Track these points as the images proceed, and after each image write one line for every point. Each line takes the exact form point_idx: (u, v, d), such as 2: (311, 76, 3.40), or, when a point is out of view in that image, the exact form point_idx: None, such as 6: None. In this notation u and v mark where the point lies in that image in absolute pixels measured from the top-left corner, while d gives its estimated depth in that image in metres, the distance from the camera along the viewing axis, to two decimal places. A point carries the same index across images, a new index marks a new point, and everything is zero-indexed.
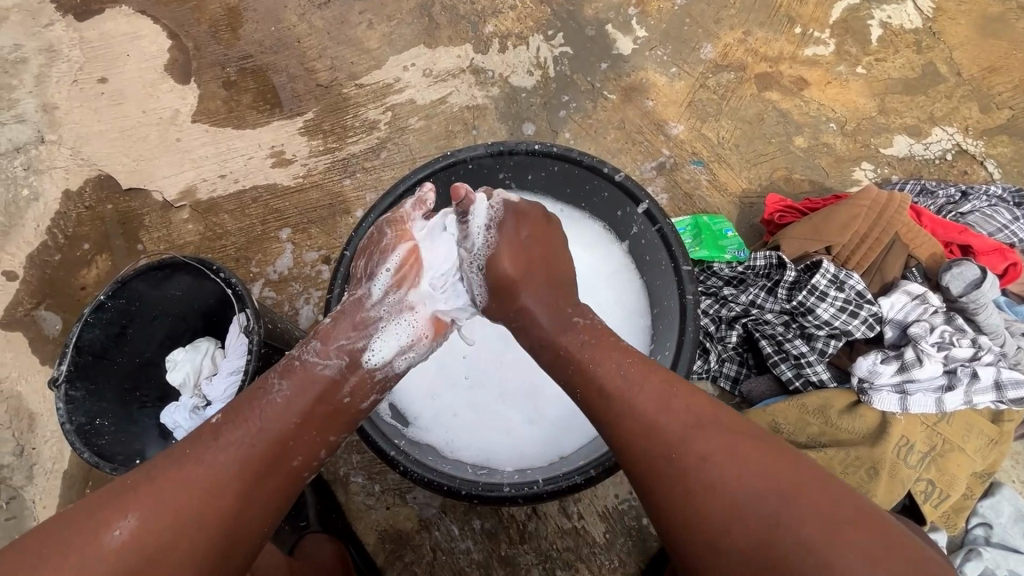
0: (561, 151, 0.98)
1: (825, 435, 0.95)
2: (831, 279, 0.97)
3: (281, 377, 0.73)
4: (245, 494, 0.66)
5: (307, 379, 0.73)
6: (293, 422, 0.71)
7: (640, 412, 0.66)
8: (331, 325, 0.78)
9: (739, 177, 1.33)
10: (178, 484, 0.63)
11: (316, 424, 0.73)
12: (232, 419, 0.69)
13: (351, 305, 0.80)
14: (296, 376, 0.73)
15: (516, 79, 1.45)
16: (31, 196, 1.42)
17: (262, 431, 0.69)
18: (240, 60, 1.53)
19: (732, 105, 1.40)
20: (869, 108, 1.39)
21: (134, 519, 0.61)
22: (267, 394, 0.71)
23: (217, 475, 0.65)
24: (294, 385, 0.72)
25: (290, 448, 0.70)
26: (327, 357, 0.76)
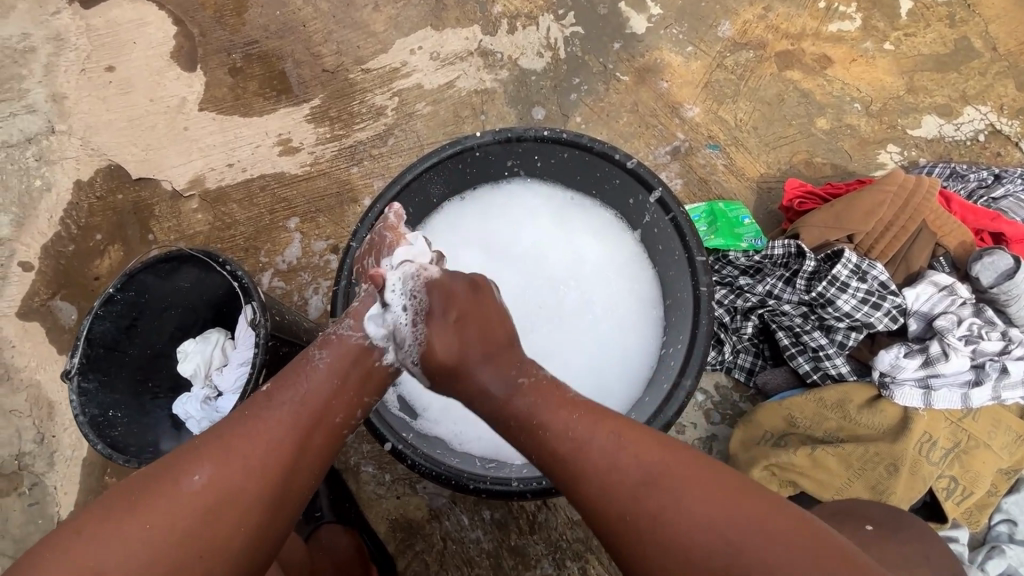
0: (571, 137, 0.95)
1: (843, 430, 0.91)
2: (853, 269, 0.93)
3: (319, 348, 0.74)
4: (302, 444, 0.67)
5: (345, 351, 0.74)
6: (337, 382, 0.72)
7: (591, 467, 0.63)
8: (359, 305, 0.78)
9: (757, 161, 1.28)
10: (242, 438, 0.65)
11: (356, 386, 0.74)
12: (281, 381, 0.70)
13: (370, 290, 0.79)
14: (332, 348, 0.74)
15: (525, 61, 1.40)
16: (43, 187, 1.43)
17: (312, 389, 0.70)
18: (246, 46, 1.51)
19: (751, 85, 1.34)
20: (896, 86, 1.32)
21: (199, 474, 0.61)
22: (308, 361, 0.72)
23: (270, 432, 0.65)
24: (333, 354, 0.73)
25: (332, 407, 0.71)
26: (359, 330, 0.76)
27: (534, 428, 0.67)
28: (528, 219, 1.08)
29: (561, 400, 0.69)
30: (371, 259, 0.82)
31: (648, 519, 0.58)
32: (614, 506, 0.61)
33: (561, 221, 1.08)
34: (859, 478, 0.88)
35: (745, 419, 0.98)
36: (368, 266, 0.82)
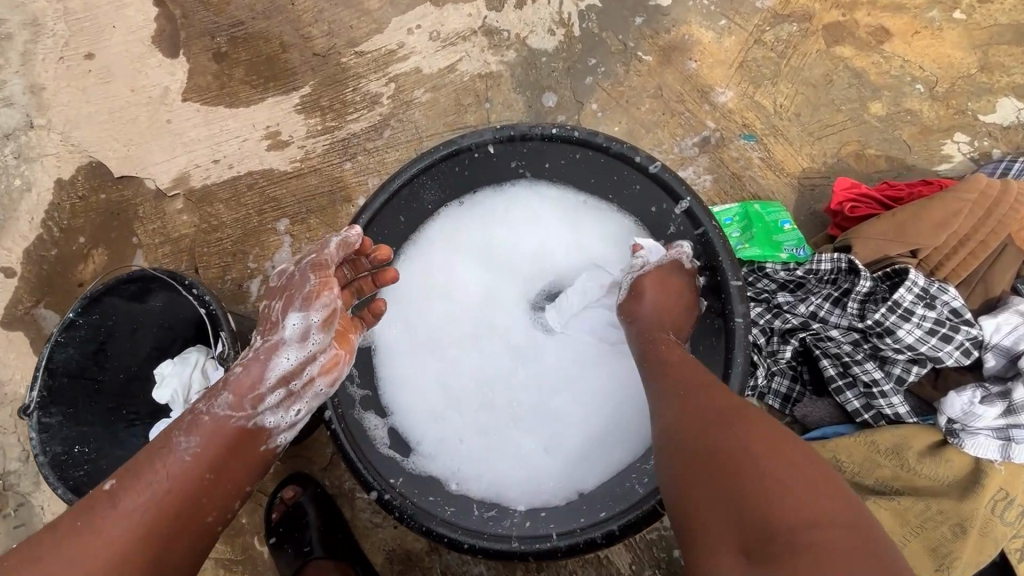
0: (585, 136, 0.82)
1: (899, 480, 0.78)
2: (920, 293, 0.80)
3: (184, 434, 0.65)
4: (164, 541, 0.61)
5: (223, 432, 0.67)
6: (208, 474, 0.65)
7: (687, 378, 0.66)
8: (242, 374, 0.70)
9: (799, 154, 1.12)
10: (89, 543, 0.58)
11: (231, 474, 0.67)
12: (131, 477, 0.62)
13: (264, 350, 0.72)
14: (208, 429, 0.67)
15: (535, 40, 1.25)
16: (23, 187, 1.35)
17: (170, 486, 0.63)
18: (230, 28, 1.38)
19: (794, 65, 1.17)
20: (967, 64, 1.14)
21: None
22: (171, 451, 0.64)
23: (117, 547, 0.58)
24: (206, 441, 0.66)
25: (201, 505, 0.64)
26: (240, 409, 0.69)
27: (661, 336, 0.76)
28: (533, 227, 0.95)
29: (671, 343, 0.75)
30: (280, 307, 0.74)
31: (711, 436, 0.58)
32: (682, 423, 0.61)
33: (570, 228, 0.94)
34: (917, 539, 0.76)
35: None
36: (274, 314, 0.74)
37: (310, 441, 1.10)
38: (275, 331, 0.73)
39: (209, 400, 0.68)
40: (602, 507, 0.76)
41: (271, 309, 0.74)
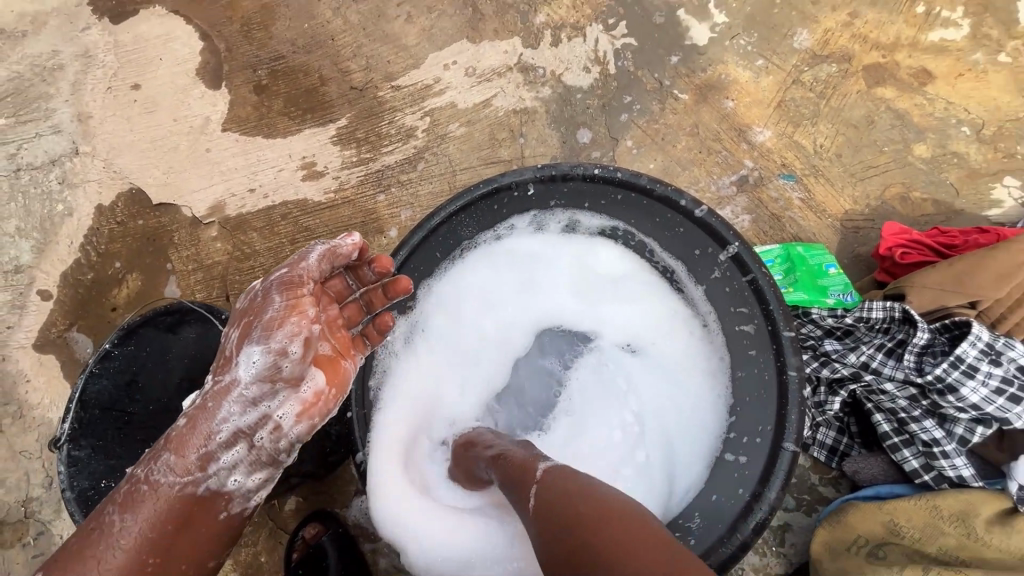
0: (628, 177, 0.81)
1: (964, 550, 0.73)
2: (983, 351, 0.74)
3: (122, 514, 0.65)
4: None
5: (160, 503, 0.67)
6: (151, 555, 0.65)
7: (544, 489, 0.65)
8: (184, 432, 0.69)
9: (842, 195, 1.10)
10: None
11: (187, 551, 0.67)
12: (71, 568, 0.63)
13: (218, 394, 0.70)
14: (139, 507, 0.66)
15: (570, 77, 1.26)
16: (65, 212, 1.38)
17: (112, 558, 0.63)
18: (272, 61, 1.42)
19: (835, 105, 1.15)
20: (1014, 107, 1.12)
21: None
22: (112, 531, 0.65)
23: None
24: (143, 518, 0.66)
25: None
26: (187, 473, 0.68)
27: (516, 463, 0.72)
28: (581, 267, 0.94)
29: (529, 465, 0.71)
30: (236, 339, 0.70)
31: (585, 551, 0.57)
32: (563, 546, 0.59)
33: (587, 285, 0.94)
34: None
35: (837, 519, 0.81)
36: (233, 352, 0.71)
37: (335, 478, 1.07)
38: (230, 370, 0.70)
39: (159, 464, 0.68)
40: None
41: (229, 342, 0.72)
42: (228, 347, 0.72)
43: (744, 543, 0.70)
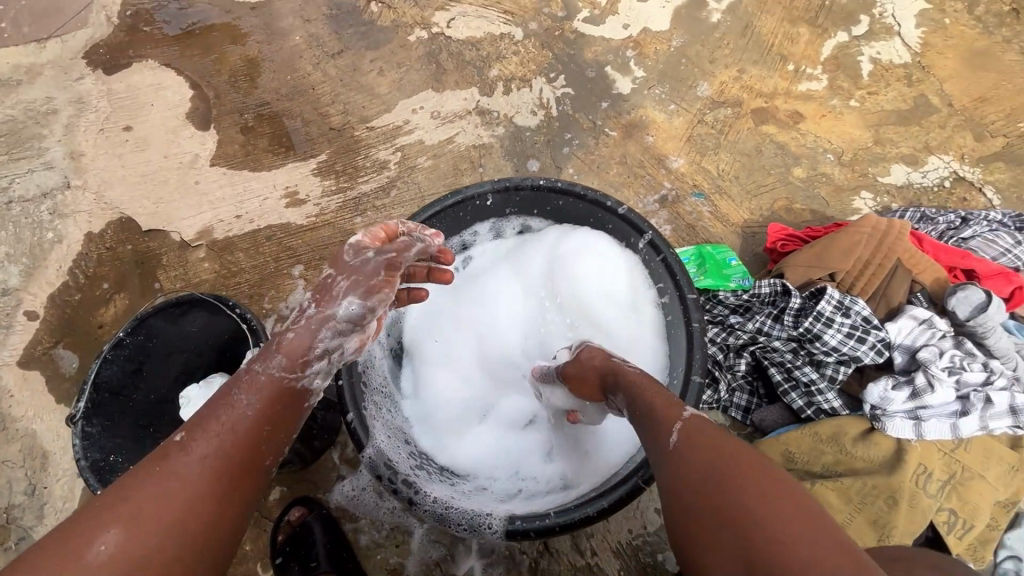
0: (566, 186, 1.02)
1: (840, 464, 0.93)
2: (836, 305, 0.96)
3: (244, 393, 0.66)
4: (239, 467, 0.62)
5: (273, 389, 0.68)
6: (268, 426, 0.67)
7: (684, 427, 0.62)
8: (291, 335, 0.71)
9: (741, 208, 1.37)
10: (125, 511, 0.54)
11: (286, 425, 0.69)
12: (196, 427, 0.62)
13: (316, 322, 0.73)
14: (255, 388, 0.67)
15: (520, 118, 1.51)
16: (55, 239, 1.47)
17: (235, 424, 0.64)
18: (257, 107, 1.60)
19: (731, 139, 1.44)
20: (864, 139, 1.43)
21: (106, 542, 0.52)
22: (229, 402, 0.65)
23: (184, 489, 0.57)
24: (258, 395, 0.67)
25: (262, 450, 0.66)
26: (293, 369, 0.70)
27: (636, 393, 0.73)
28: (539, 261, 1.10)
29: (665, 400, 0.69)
30: (348, 285, 0.75)
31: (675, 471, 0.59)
32: (678, 494, 0.57)
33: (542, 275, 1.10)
34: (859, 514, 0.89)
35: None
36: (338, 289, 0.75)
37: (318, 465, 1.17)
38: (333, 305, 0.74)
39: (264, 360, 0.69)
40: (593, 491, 0.85)
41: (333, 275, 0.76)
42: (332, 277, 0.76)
43: None
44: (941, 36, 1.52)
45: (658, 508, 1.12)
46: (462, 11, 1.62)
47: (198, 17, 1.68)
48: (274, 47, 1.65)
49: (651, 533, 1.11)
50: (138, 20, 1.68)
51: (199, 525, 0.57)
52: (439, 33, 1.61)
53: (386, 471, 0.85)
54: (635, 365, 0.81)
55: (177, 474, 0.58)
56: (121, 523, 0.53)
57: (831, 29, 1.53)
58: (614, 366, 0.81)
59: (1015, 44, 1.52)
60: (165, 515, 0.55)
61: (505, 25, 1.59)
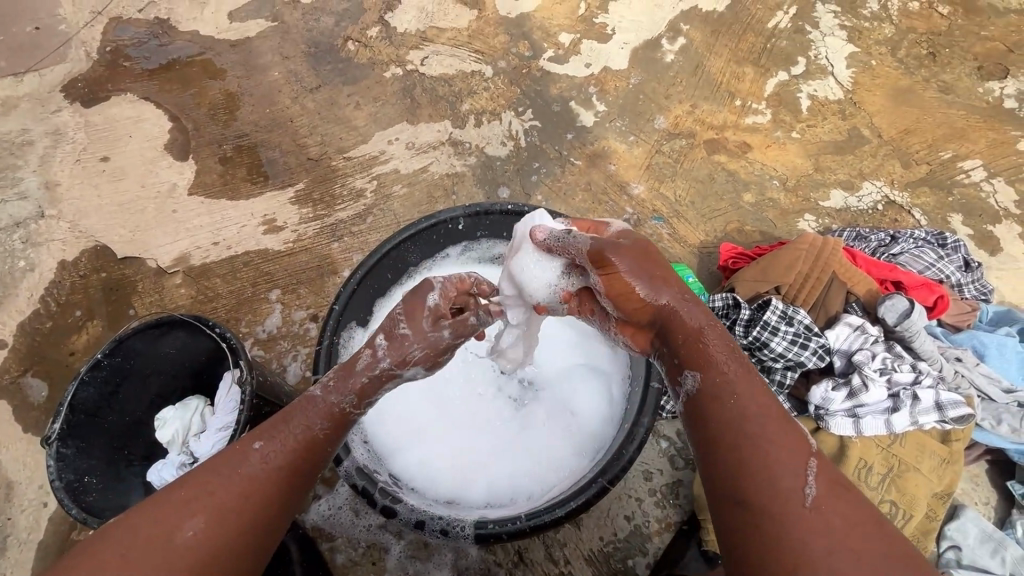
0: (532, 210, 1.10)
1: None
2: (781, 315, 1.05)
3: (317, 416, 0.73)
4: (299, 482, 0.69)
5: (338, 418, 0.74)
6: (328, 448, 0.74)
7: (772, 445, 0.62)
8: (360, 377, 0.75)
9: (697, 230, 1.48)
10: (210, 502, 0.62)
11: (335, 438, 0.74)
12: (273, 435, 0.69)
13: (381, 378, 0.76)
14: (322, 414, 0.73)
15: (491, 149, 1.60)
16: (27, 268, 1.47)
17: (304, 441, 0.71)
18: (237, 138, 1.65)
19: (686, 167, 1.56)
20: (805, 166, 1.57)
21: (192, 526, 0.60)
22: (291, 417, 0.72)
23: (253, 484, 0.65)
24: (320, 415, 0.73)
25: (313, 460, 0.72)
26: (350, 404, 0.75)
27: (719, 378, 0.68)
28: None
29: (758, 400, 0.65)
30: (421, 355, 0.77)
31: (790, 516, 0.57)
32: (758, 516, 0.58)
33: None
34: None
35: None
36: (410, 355, 0.77)
37: None
38: (402, 367, 0.77)
39: (339, 391, 0.74)
40: (560, 493, 0.89)
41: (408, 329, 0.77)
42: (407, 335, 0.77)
43: (628, 457, 0.87)
44: (869, 76, 1.69)
45: (626, 515, 1.16)
46: (435, 50, 1.73)
47: (178, 53, 1.74)
48: (254, 82, 1.71)
49: (620, 540, 1.14)
50: (119, 56, 1.73)
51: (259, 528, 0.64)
52: (413, 70, 1.71)
53: (364, 481, 0.88)
54: (702, 315, 0.73)
55: (253, 477, 0.65)
56: (206, 513, 0.61)
57: (773, 69, 1.69)
58: (676, 312, 0.73)
59: (932, 83, 1.70)
60: (239, 515, 0.63)
61: (476, 63, 1.70)
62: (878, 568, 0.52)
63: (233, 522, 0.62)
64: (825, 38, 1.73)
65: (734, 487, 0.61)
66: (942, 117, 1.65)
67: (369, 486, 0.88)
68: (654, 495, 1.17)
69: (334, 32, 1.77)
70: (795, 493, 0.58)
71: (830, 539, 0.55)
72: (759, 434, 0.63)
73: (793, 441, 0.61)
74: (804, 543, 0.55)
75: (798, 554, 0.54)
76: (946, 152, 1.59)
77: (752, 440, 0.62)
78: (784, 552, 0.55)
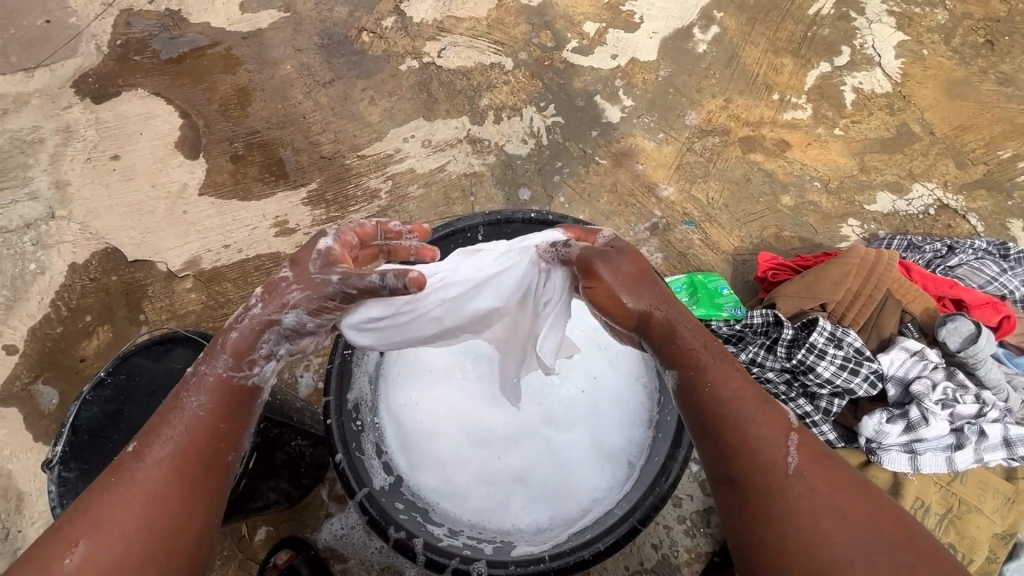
0: (557, 217, 1.01)
1: None
2: (828, 337, 0.98)
3: (188, 393, 0.64)
4: (202, 472, 0.62)
5: (217, 387, 0.65)
6: (221, 423, 0.65)
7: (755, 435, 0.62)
8: (235, 337, 0.65)
9: (730, 235, 1.40)
10: (93, 520, 0.57)
11: (234, 421, 0.66)
12: (147, 433, 0.63)
13: (257, 328, 0.66)
14: (200, 391, 0.64)
15: (511, 147, 1.52)
16: (37, 270, 1.44)
17: (187, 428, 0.63)
18: (248, 136, 1.59)
19: (719, 167, 1.46)
20: (850, 166, 1.46)
21: (76, 553, 0.56)
22: (177, 408, 0.64)
23: (141, 492, 0.59)
24: (205, 398, 0.64)
25: (214, 450, 0.64)
26: (238, 370, 0.66)
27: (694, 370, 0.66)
28: None
29: (744, 394, 0.65)
30: (299, 295, 0.67)
31: (780, 491, 0.59)
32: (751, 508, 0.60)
33: None
34: None
35: None
36: (286, 296, 0.66)
37: (306, 503, 1.15)
38: (279, 313, 0.66)
39: (210, 360, 0.65)
40: (586, 530, 0.83)
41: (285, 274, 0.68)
42: (277, 284, 0.68)
43: (661, 493, 0.80)
44: (920, 67, 1.56)
45: (653, 544, 1.11)
46: (452, 41, 1.64)
47: (189, 46, 1.68)
48: (265, 76, 1.65)
49: (647, 570, 1.09)
50: (129, 49, 1.68)
51: (166, 522, 0.59)
52: (430, 63, 1.63)
53: (377, 512, 0.81)
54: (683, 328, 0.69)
55: (138, 481, 0.60)
56: (90, 532, 0.57)
57: (814, 59, 1.57)
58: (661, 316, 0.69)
59: (991, 74, 1.56)
60: (128, 523, 0.58)
61: (495, 55, 1.61)
62: (860, 538, 0.56)
63: (124, 525, 0.58)
64: (872, 25, 1.60)
65: (733, 474, 0.62)
66: (1001, 112, 1.52)
67: (381, 519, 0.82)
68: (683, 522, 1.12)
69: (348, 22, 1.69)
70: (776, 463, 0.61)
71: (818, 520, 0.57)
72: (743, 433, 0.62)
73: (773, 418, 0.63)
74: (793, 514, 0.58)
75: (790, 523, 0.58)
76: (1005, 152, 1.47)
77: (739, 425, 0.63)
78: (780, 521, 0.58)
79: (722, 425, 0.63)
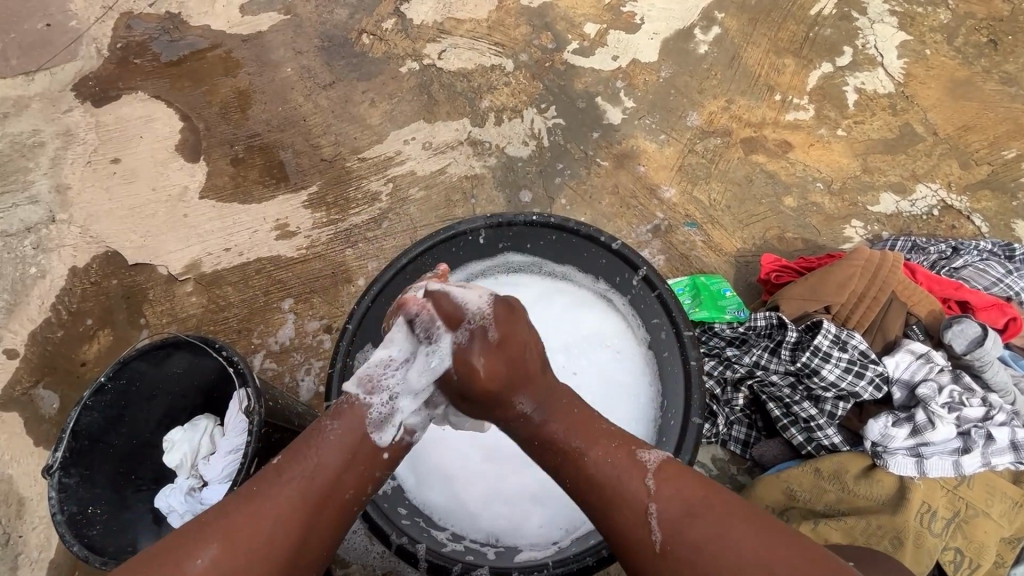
0: (559, 220, 0.96)
1: (843, 503, 0.95)
2: (833, 340, 0.98)
3: (332, 419, 0.70)
4: (328, 501, 0.66)
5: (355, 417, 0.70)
6: (350, 457, 0.69)
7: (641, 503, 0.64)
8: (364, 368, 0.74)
9: (733, 237, 1.39)
10: (224, 526, 0.61)
11: (365, 460, 0.70)
12: (292, 451, 0.68)
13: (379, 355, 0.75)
14: (342, 419, 0.70)
15: (512, 149, 1.51)
16: (38, 275, 1.44)
17: (327, 454, 0.68)
18: (248, 139, 1.58)
19: (721, 168, 1.46)
20: (853, 167, 1.46)
21: (205, 555, 0.59)
22: (320, 433, 0.69)
23: (275, 507, 0.63)
24: (344, 426, 0.70)
25: (341, 484, 0.67)
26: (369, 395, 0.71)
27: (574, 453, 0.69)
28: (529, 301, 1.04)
29: (631, 463, 0.67)
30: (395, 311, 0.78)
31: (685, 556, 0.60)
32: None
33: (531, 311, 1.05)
34: None
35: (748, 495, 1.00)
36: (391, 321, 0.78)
37: None
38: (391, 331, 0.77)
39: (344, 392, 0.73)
40: (591, 535, 0.82)
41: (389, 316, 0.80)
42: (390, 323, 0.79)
43: None
44: (923, 67, 1.56)
45: None
46: (453, 43, 1.64)
47: (188, 48, 1.68)
48: (265, 79, 1.64)
49: None
50: (129, 52, 1.67)
51: (290, 539, 0.62)
52: (430, 65, 1.62)
53: (380, 518, 0.81)
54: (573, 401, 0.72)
55: (274, 496, 0.64)
56: (221, 538, 0.60)
57: (816, 60, 1.56)
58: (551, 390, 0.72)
59: (994, 74, 1.55)
60: (259, 533, 0.61)
61: (495, 57, 1.61)
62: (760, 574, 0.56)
63: (254, 536, 0.61)
64: (874, 25, 1.60)
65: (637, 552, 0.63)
66: (1005, 112, 1.51)
67: (385, 525, 0.81)
68: None
69: (348, 24, 1.69)
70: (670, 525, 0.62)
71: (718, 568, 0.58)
72: (638, 508, 0.64)
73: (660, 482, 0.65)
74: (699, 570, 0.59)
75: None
76: (1009, 151, 1.46)
77: (626, 498, 0.65)
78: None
79: (609, 508, 0.66)
